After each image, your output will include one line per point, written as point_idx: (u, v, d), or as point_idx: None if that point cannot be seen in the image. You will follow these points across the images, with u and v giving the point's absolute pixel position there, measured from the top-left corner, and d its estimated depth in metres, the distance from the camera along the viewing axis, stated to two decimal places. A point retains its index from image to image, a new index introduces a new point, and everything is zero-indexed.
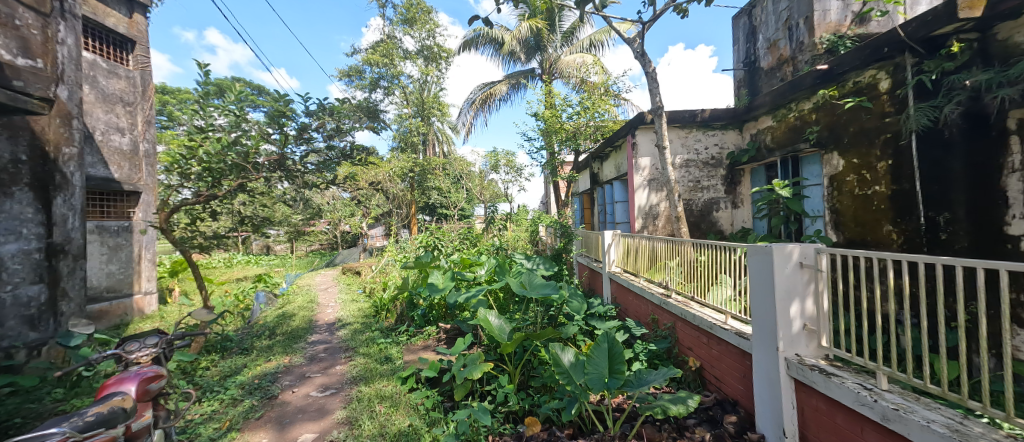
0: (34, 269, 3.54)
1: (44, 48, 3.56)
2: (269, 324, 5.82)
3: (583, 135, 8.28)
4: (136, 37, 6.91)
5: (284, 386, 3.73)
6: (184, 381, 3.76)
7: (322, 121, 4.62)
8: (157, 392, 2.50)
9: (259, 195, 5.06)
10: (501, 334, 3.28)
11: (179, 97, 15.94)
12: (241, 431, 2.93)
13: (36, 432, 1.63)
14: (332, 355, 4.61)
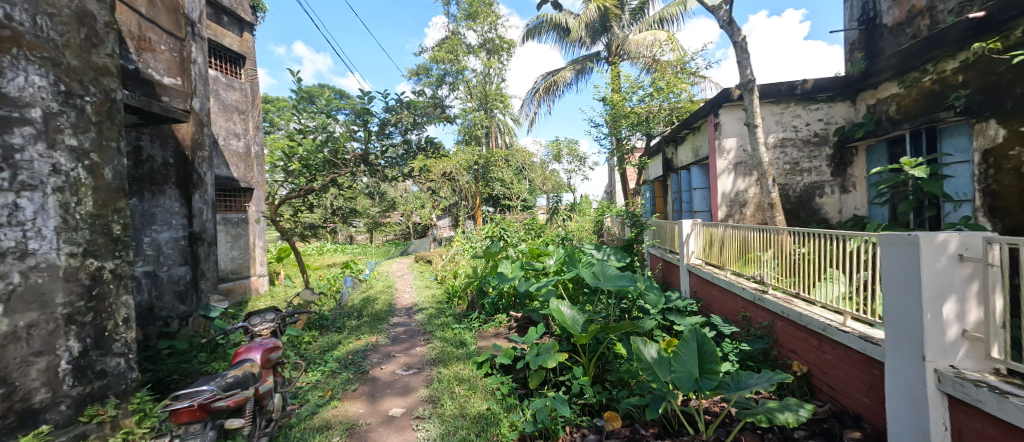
0: (182, 253, 4.24)
1: (182, 67, 4.17)
2: (356, 306, 6.39)
3: (658, 117, 7.76)
4: (246, 52, 7.89)
5: (374, 363, 4.07)
6: (293, 352, 4.27)
7: (400, 116, 4.90)
8: (276, 361, 2.84)
9: (347, 189, 5.52)
10: (575, 325, 3.21)
11: (276, 104, 18.01)
12: (341, 400, 3.25)
13: (193, 388, 1.96)
14: (411, 336, 4.92)
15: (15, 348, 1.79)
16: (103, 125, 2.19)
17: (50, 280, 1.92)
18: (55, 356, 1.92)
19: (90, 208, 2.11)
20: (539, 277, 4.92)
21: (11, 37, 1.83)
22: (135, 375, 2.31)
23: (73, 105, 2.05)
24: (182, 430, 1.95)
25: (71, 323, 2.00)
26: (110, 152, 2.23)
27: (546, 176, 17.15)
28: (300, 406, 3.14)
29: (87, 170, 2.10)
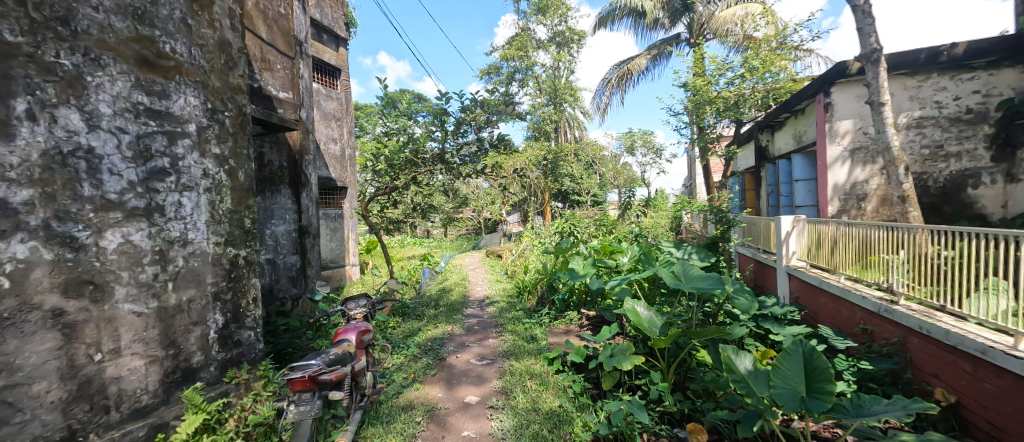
0: (293, 244, 4.88)
1: (293, 82, 4.77)
2: (433, 296, 6.80)
3: (749, 101, 6.98)
4: (341, 65, 8.78)
5: (451, 351, 4.33)
6: (381, 335, 4.70)
7: (474, 115, 5.07)
8: (367, 343, 3.15)
9: (426, 187, 5.88)
10: (652, 328, 3.08)
11: (363, 111, 19.80)
12: (422, 383, 3.51)
13: (302, 361, 2.25)
14: (484, 328, 5.12)
15: (179, 318, 2.21)
16: (237, 135, 2.59)
17: (201, 265, 2.33)
18: (205, 326, 2.34)
19: (229, 205, 2.51)
20: (612, 276, 4.81)
21: (174, 66, 2.24)
22: (261, 346, 2.72)
23: (216, 119, 2.45)
24: (295, 396, 2.24)
25: (216, 299, 2.41)
26: (243, 158, 2.63)
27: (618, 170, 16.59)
28: (388, 384, 3.46)
29: (226, 173, 2.51)
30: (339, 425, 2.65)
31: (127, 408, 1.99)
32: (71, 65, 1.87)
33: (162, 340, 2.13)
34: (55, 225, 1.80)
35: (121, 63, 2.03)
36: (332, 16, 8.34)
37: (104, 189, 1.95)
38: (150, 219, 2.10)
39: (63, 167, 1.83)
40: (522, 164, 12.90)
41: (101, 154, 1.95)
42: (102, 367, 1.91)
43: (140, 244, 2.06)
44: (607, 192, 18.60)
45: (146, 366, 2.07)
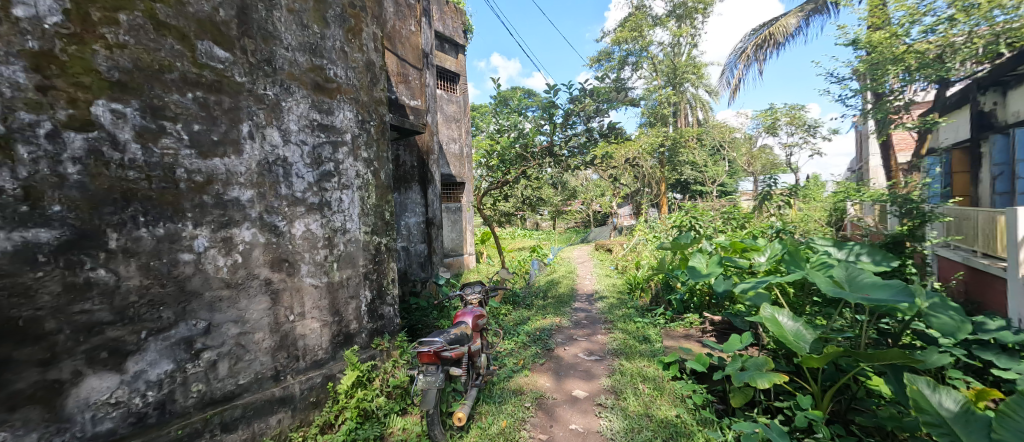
0: (421, 234, 5.54)
1: (421, 91, 5.38)
2: (542, 288, 6.99)
3: (963, 53, 4.90)
4: (460, 70, 9.54)
5: (559, 343, 4.45)
6: (494, 321, 5.06)
7: (583, 104, 5.03)
8: (482, 326, 3.42)
9: (535, 180, 6.05)
10: (800, 344, 2.62)
11: (478, 110, 21.22)
12: (531, 371, 3.70)
13: (427, 337, 2.56)
14: (593, 323, 5.12)
15: (340, 291, 2.75)
16: (379, 141, 3.07)
17: (355, 249, 2.85)
18: (358, 299, 2.87)
19: (374, 201, 3.00)
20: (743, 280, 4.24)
21: (336, 88, 2.76)
22: (398, 321, 3.20)
23: (365, 128, 2.95)
24: (424, 366, 2.57)
25: (366, 278, 2.92)
26: (384, 161, 3.10)
27: (752, 155, 14.58)
28: (500, 368, 3.73)
29: (372, 173, 3.00)
30: (458, 399, 2.92)
31: (308, 359, 2.56)
32: (272, 95, 2.41)
33: (330, 308, 2.68)
34: (266, 217, 2.36)
35: (303, 89, 2.57)
36: (453, 26, 9.14)
37: (294, 189, 2.50)
38: (322, 213, 2.65)
39: (270, 173, 2.38)
40: (635, 153, 12.28)
41: (291, 162, 2.48)
42: (294, 325, 2.48)
43: (316, 232, 2.61)
44: (737, 181, 16.53)
45: (320, 327, 2.62)
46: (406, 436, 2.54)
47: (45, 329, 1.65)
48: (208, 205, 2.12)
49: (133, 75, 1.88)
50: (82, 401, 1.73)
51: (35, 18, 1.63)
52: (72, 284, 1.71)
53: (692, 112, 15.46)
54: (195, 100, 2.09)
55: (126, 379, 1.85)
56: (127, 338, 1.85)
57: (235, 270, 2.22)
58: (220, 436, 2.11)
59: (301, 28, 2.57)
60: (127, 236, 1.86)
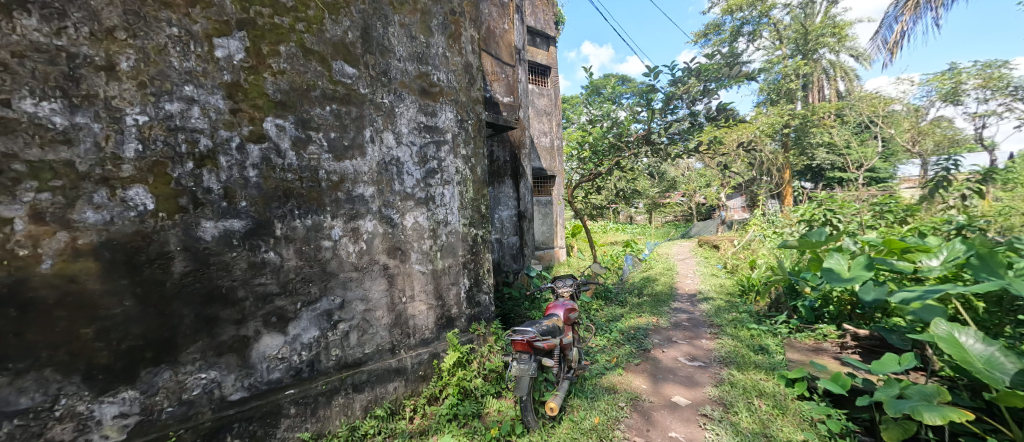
0: (513, 227, 5.76)
1: (514, 87, 5.54)
2: (637, 285, 6.68)
3: None
4: (552, 63, 9.58)
5: (656, 344, 4.28)
6: (586, 315, 5.05)
7: (688, 85, 4.68)
8: (573, 320, 3.30)
9: (629, 171, 5.83)
10: (994, 378, 1.89)
11: (570, 102, 21.06)
12: (625, 370, 3.64)
13: (521, 327, 2.63)
14: (695, 326, 4.80)
15: (444, 278, 3.02)
16: (476, 138, 3.26)
17: (456, 240, 3.11)
18: (458, 286, 3.12)
19: (471, 195, 3.22)
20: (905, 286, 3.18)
21: (439, 91, 3.01)
22: (493, 309, 3.39)
23: (464, 127, 3.17)
24: (517, 354, 2.68)
25: (465, 267, 3.17)
26: (480, 157, 3.29)
27: (919, 130, 11.74)
28: (592, 363, 3.74)
29: (470, 169, 3.21)
30: (550, 389, 2.97)
31: (418, 337, 2.88)
32: (388, 102, 2.73)
33: (435, 292, 2.97)
34: (384, 210, 2.70)
35: (412, 95, 2.85)
36: (544, 20, 9.21)
37: (405, 185, 2.80)
38: (427, 206, 2.92)
39: (386, 171, 2.71)
40: (750, 136, 10.95)
41: (403, 161, 2.79)
42: (405, 306, 2.81)
43: (422, 223, 2.90)
44: (891, 165, 13.63)
45: (427, 309, 2.93)
46: (501, 418, 2.70)
47: (237, 296, 2.14)
48: (342, 201, 2.51)
49: (289, 94, 2.31)
50: (260, 353, 2.22)
51: (226, 56, 2.10)
52: (252, 263, 2.19)
53: (830, 84, 13.80)
54: (331, 112, 2.47)
55: (287, 340, 2.31)
56: (287, 308, 2.31)
57: (361, 256, 2.60)
58: (352, 394, 2.52)
59: (410, 39, 2.85)
60: (287, 226, 2.30)
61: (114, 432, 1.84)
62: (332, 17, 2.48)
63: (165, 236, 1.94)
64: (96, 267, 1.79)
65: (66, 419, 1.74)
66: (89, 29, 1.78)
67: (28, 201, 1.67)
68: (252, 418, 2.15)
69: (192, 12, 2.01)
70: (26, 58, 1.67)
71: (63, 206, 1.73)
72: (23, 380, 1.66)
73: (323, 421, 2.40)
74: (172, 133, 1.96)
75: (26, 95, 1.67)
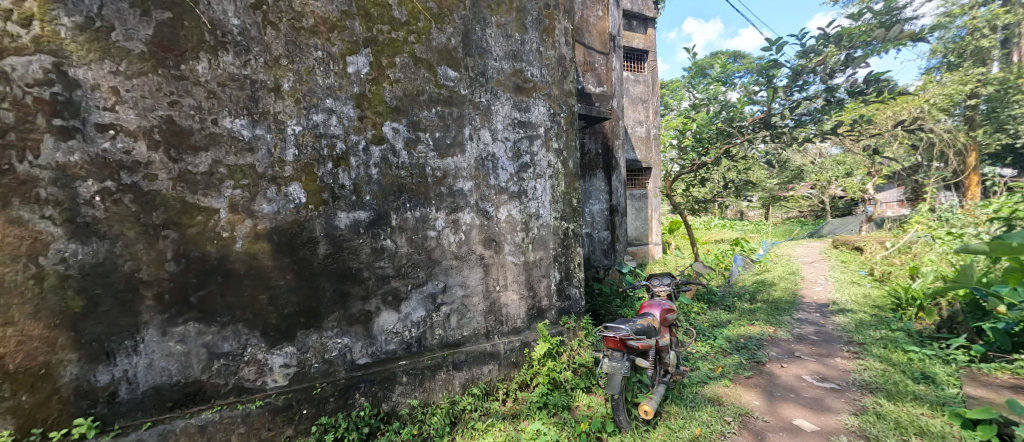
0: (605, 221, 5.66)
1: (607, 76, 5.40)
2: (750, 289, 5.98)
3: None
4: (650, 47, 9.04)
5: (769, 356, 3.83)
6: (685, 318, 4.73)
7: (825, 55, 3.94)
8: (671, 322, 3.04)
9: (741, 161, 5.17)
10: None
11: (671, 86, 19.61)
12: (732, 382, 3.34)
13: (614, 325, 2.54)
14: (826, 341, 4.15)
15: (535, 270, 3.13)
16: (568, 131, 3.28)
17: (547, 233, 3.18)
18: (549, 278, 3.20)
19: (563, 188, 3.25)
20: None
21: (532, 87, 3.09)
22: (584, 303, 3.40)
23: (556, 120, 3.21)
24: (608, 351, 2.58)
25: (556, 260, 3.23)
26: (572, 149, 3.29)
27: None
28: (692, 370, 3.51)
29: (562, 163, 3.24)
30: (645, 391, 2.84)
31: (510, 325, 3.04)
32: (486, 101, 2.90)
33: (526, 283, 3.09)
34: (480, 204, 2.88)
35: (508, 92, 2.98)
36: (642, 1, 8.72)
37: (500, 180, 2.96)
38: (520, 200, 3.04)
39: (483, 167, 2.89)
40: (911, 113, 8.94)
41: (498, 157, 2.94)
42: (499, 295, 2.99)
43: (515, 216, 3.03)
44: None
45: (519, 299, 3.07)
46: (592, 414, 2.73)
47: (363, 276, 2.51)
48: (445, 194, 2.76)
49: (403, 100, 2.60)
50: (380, 327, 2.58)
51: (355, 71, 2.45)
52: (374, 249, 2.53)
53: None
54: (437, 114, 2.72)
55: (400, 317, 2.64)
56: (400, 289, 2.63)
57: (461, 245, 2.82)
58: (452, 371, 2.78)
59: (506, 38, 2.97)
60: (400, 217, 2.61)
61: (279, 378, 2.32)
62: (438, 27, 2.71)
63: (312, 225, 2.35)
64: (268, 248, 2.26)
65: (249, 364, 2.24)
66: (264, 59, 2.23)
67: (227, 195, 2.16)
68: (373, 381, 2.51)
69: (332, 36, 2.38)
70: (226, 85, 2.15)
71: (248, 199, 2.20)
72: (224, 331, 2.18)
73: (429, 392, 2.69)
74: (317, 139, 2.36)
75: (226, 114, 2.15)
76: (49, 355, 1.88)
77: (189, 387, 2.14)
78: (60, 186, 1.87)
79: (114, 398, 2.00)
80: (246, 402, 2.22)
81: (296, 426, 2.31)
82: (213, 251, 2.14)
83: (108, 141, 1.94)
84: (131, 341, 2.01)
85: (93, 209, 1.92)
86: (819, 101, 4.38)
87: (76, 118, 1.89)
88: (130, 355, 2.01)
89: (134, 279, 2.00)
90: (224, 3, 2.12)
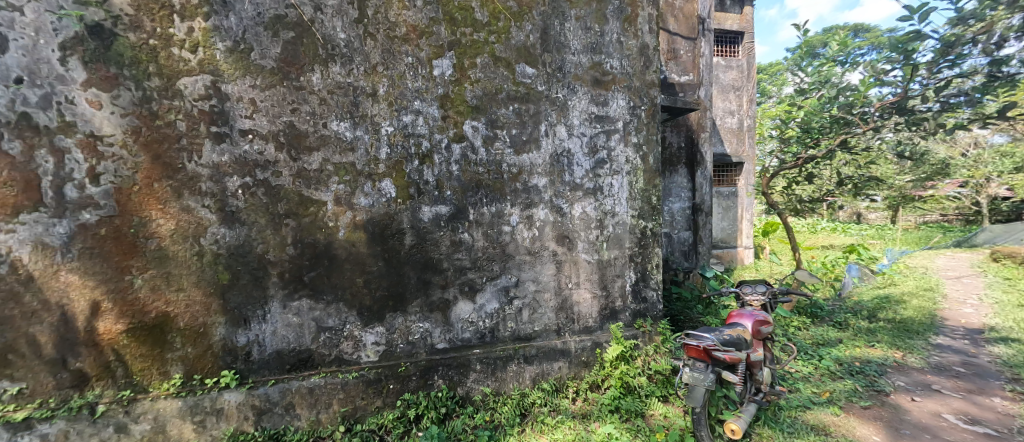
0: (686, 220, 5.36)
1: (694, 64, 5.05)
2: (869, 303, 5.04)
3: None
4: (746, 28, 8.18)
5: (895, 386, 3.20)
6: (782, 333, 4.16)
7: (993, 20, 3.02)
8: (766, 335, 2.74)
9: (861, 153, 4.34)
10: None
11: (771, 70, 17.60)
12: (844, 411, 2.88)
13: (697, 333, 2.36)
14: (979, 377, 3.37)
15: (609, 269, 3.07)
16: (648, 124, 3.13)
17: (623, 232, 3.10)
18: (624, 279, 3.12)
19: (641, 185, 3.12)
20: None
21: (611, 79, 3.01)
22: (661, 307, 3.24)
23: (636, 114, 3.09)
24: (690, 361, 2.38)
25: (632, 260, 3.13)
26: (653, 144, 3.14)
27: None
28: (791, 391, 3.11)
29: (641, 158, 3.12)
30: (731, 409, 2.58)
31: (582, 323, 3.03)
32: (562, 96, 2.90)
33: (600, 282, 3.05)
34: (555, 200, 2.90)
35: (585, 86, 2.95)
36: None
37: (575, 176, 2.94)
38: (595, 197, 3.00)
39: (558, 163, 2.90)
40: None
41: (573, 153, 2.94)
42: (571, 292, 2.99)
43: (590, 213, 3.00)
44: None
45: (591, 298, 3.04)
46: (668, 424, 2.62)
47: (443, 267, 2.68)
48: (519, 191, 2.82)
49: (483, 99, 2.71)
50: (457, 316, 2.74)
51: (440, 73, 2.61)
52: (453, 241, 2.69)
53: None
54: (514, 111, 2.79)
55: (475, 307, 2.77)
56: (476, 280, 2.76)
57: (534, 241, 2.87)
58: (523, 364, 2.85)
59: (585, 31, 2.93)
60: (477, 212, 2.74)
61: (371, 354, 2.58)
62: (517, 25, 2.77)
63: (400, 217, 2.57)
64: (364, 237, 2.52)
65: (347, 339, 2.53)
66: (364, 67, 2.47)
67: (333, 190, 2.45)
68: (450, 365, 2.68)
69: (420, 42, 2.56)
70: (334, 93, 2.43)
71: (349, 193, 2.48)
72: (329, 308, 2.49)
73: (500, 382, 2.79)
74: (406, 138, 2.56)
75: (334, 119, 2.44)
76: (205, 317, 2.32)
77: (302, 354, 2.47)
78: (214, 181, 2.28)
79: (249, 356, 2.40)
80: (345, 372, 2.51)
81: (384, 398, 2.56)
82: (322, 238, 2.45)
83: (247, 144, 2.31)
84: (261, 311, 2.40)
85: (236, 199, 2.32)
86: (981, 78, 3.39)
87: (226, 125, 2.28)
88: (260, 323, 2.40)
89: (264, 259, 2.37)
90: (334, 20, 2.41)
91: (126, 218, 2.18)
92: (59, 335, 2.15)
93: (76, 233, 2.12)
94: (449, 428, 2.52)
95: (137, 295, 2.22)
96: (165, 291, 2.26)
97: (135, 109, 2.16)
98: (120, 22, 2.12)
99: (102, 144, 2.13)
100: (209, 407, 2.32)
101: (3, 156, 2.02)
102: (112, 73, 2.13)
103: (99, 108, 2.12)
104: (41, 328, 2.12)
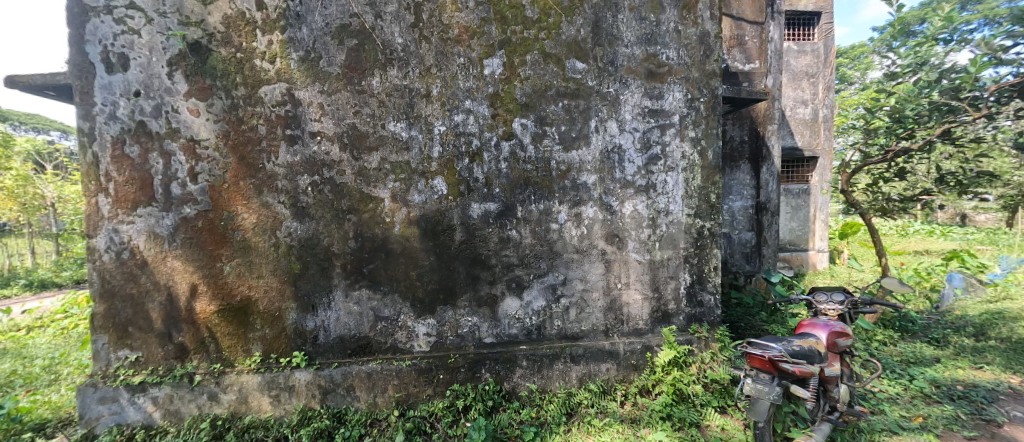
0: (749, 220, 5.00)
1: (760, 51, 4.69)
2: (976, 316, 4.35)
3: None
4: (822, 7, 7.40)
5: (1010, 417, 2.72)
6: (861, 348, 3.72)
7: None
8: (844, 348, 2.48)
9: (969, 145, 3.71)
10: None
11: (852, 54, 15.83)
12: (940, 439, 2.52)
13: (762, 342, 2.21)
14: None
15: (661, 270, 2.96)
16: (708, 117, 2.95)
17: (677, 231, 2.96)
18: (678, 280, 2.99)
19: (698, 182, 2.96)
20: None
21: (667, 71, 2.88)
22: (720, 312, 3.06)
23: (694, 107, 2.93)
24: (753, 371, 2.24)
25: (687, 261, 2.99)
26: (712, 138, 2.96)
27: None
28: (873, 413, 2.77)
29: (699, 153, 2.95)
30: (801, 426, 2.40)
31: (631, 325, 2.95)
32: (614, 90, 2.83)
33: (651, 283, 2.95)
34: (604, 198, 2.85)
35: (638, 79, 2.85)
36: None
37: (626, 173, 2.87)
38: (647, 194, 2.90)
39: (609, 160, 2.84)
40: None
41: (625, 149, 2.86)
42: (621, 292, 2.92)
43: (641, 211, 2.90)
44: None
45: (642, 300, 2.95)
46: (726, 437, 2.44)
47: (491, 263, 2.74)
48: (568, 188, 2.81)
49: (532, 97, 2.73)
50: (505, 311, 2.78)
51: (491, 72, 2.66)
52: (501, 238, 2.74)
53: None
54: (563, 107, 2.77)
55: (522, 304, 2.80)
56: (523, 277, 2.79)
57: (583, 239, 2.84)
58: (570, 363, 2.84)
59: (639, 22, 2.83)
60: (525, 209, 2.76)
61: (423, 344, 2.70)
62: (567, 20, 2.74)
63: (451, 214, 2.66)
64: (418, 232, 2.64)
65: (401, 329, 2.67)
66: (419, 70, 2.59)
67: (390, 188, 2.59)
68: (497, 360, 2.74)
69: (472, 43, 2.63)
70: (391, 95, 2.57)
71: (404, 190, 2.61)
72: (386, 299, 2.64)
73: (546, 379, 2.81)
74: (457, 137, 2.64)
75: (391, 120, 2.57)
76: (280, 302, 2.56)
77: (362, 341, 2.65)
78: (288, 179, 2.50)
79: (316, 340, 2.61)
80: (399, 360, 2.65)
81: (434, 387, 2.67)
82: (380, 233, 2.60)
83: (316, 145, 2.51)
84: (326, 299, 2.60)
85: (306, 196, 2.53)
86: None
87: (298, 128, 2.49)
88: (326, 310, 2.60)
89: (329, 251, 2.57)
90: (392, 26, 2.54)
91: (217, 212, 2.46)
92: (166, 313, 2.48)
93: (179, 225, 2.43)
94: (496, 421, 2.57)
95: (225, 280, 2.50)
96: (248, 277, 2.52)
97: (225, 115, 2.43)
98: (214, 39, 2.40)
99: (199, 147, 2.42)
100: (282, 384, 2.56)
101: (125, 159, 2.37)
102: (207, 84, 2.40)
103: (197, 115, 2.41)
104: (153, 306, 2.47)
